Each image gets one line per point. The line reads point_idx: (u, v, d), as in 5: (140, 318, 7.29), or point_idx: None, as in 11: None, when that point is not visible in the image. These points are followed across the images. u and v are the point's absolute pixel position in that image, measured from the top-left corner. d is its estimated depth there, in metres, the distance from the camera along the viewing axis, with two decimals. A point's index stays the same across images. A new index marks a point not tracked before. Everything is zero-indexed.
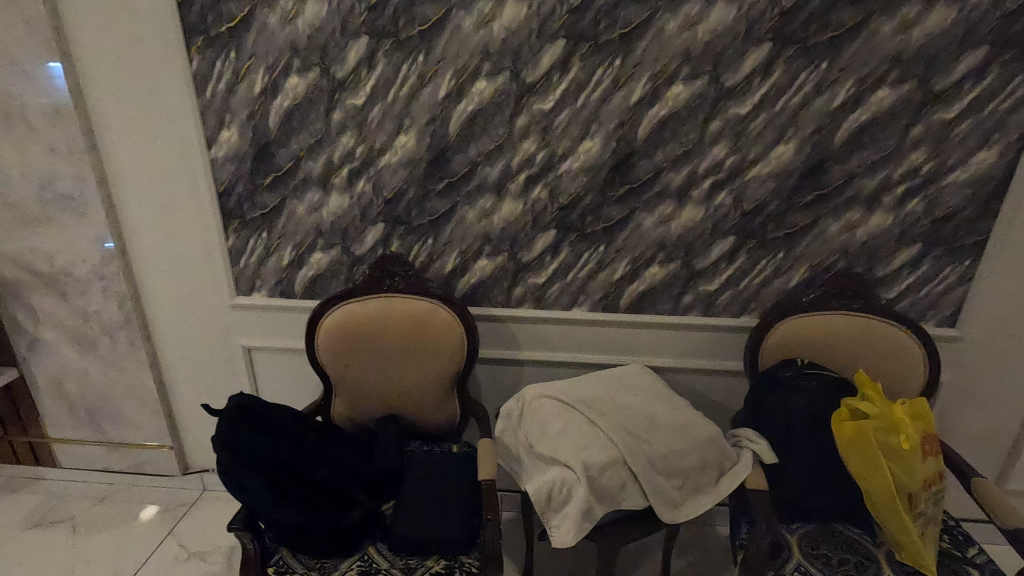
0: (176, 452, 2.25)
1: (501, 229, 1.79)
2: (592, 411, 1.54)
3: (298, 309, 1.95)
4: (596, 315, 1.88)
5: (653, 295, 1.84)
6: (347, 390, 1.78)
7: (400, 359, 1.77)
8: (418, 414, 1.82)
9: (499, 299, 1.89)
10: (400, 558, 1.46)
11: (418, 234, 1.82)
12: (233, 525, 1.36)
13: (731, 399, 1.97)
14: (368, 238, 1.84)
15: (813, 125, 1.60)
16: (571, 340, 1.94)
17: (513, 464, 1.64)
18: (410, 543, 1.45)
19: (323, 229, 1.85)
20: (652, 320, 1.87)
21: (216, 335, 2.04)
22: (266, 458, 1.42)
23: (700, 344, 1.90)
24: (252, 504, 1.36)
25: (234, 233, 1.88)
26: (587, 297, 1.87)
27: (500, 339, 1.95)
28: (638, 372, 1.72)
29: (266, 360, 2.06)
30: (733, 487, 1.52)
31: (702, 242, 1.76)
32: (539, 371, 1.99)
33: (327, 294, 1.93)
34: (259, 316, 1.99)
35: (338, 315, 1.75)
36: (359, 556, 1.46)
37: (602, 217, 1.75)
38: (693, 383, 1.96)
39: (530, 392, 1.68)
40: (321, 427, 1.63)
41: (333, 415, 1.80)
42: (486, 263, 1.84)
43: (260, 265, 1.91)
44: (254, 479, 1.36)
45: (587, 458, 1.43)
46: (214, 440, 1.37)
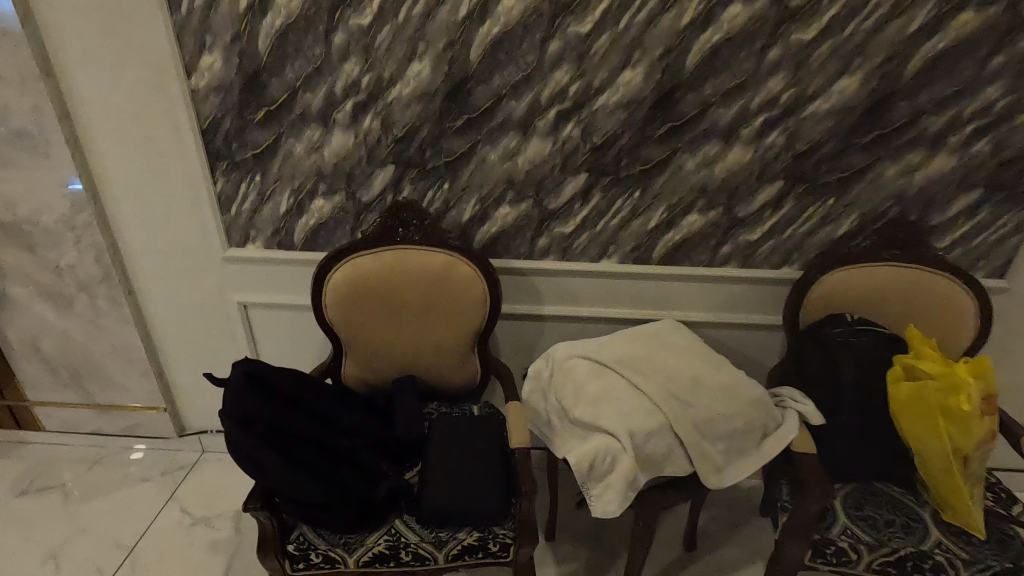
0: (171, 414, 2.11)
1: (526, 173, 1.61)
2: (633, 374, 1.42)
3: (299, 262, 1.77)
4: (627, 268, 1.73)
5: (689, 245, 1.70)
6: (359, 351, 1.64)
7: (418, 317, 1.62)
8: (436, 375, 1.70)
9: (521, 250, 1.73)
10: (429, 531, 1.37)
11: (433, 178, 1.63)
12: (249, 504, 1.24)
13: (764, 354, 1.88)
14: (376, 182, 1.65)
15: (883, 54, 1.42)
16: (598, 294, 1.80)
17: (544, 427, 1.55)
18: (441, 516, 1.35)
19: (324, 172, 1.64)
20: (687, 273, 1.73)
21: (208, 291, 1.86)
22: (282, 432, 1.28)
23: (736, 297, 1.78)
24: (269, 483, 1.22)
25: (223, 176, 1.66)
26: (617, 247, 1.71)
27: (521, 294, 1.81)
28: (675, 329, 1.60)
29: (266, 317, 1.90)
30: (778, 449, 1.45)
31: (747, 187, 1.60)
32: (561, 326, 1.87)
33: (331, 245, 1.75)
34: (256, 270, 1.80)
35: (348, 269, 1.58)
36: (385, 530, 1.36)
37: (640, 159, 1.58)
38: (726, 338, 1.86)
39: (559, 351, 1.55)
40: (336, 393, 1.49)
41: (344, 376, 1.67)
42: (509, 210, 1.66)
43: (255, 213, 1.71)
44: (270, 456, 1.22)
45: (632, 425, 1.33)
46: (223, 415, 1.22)
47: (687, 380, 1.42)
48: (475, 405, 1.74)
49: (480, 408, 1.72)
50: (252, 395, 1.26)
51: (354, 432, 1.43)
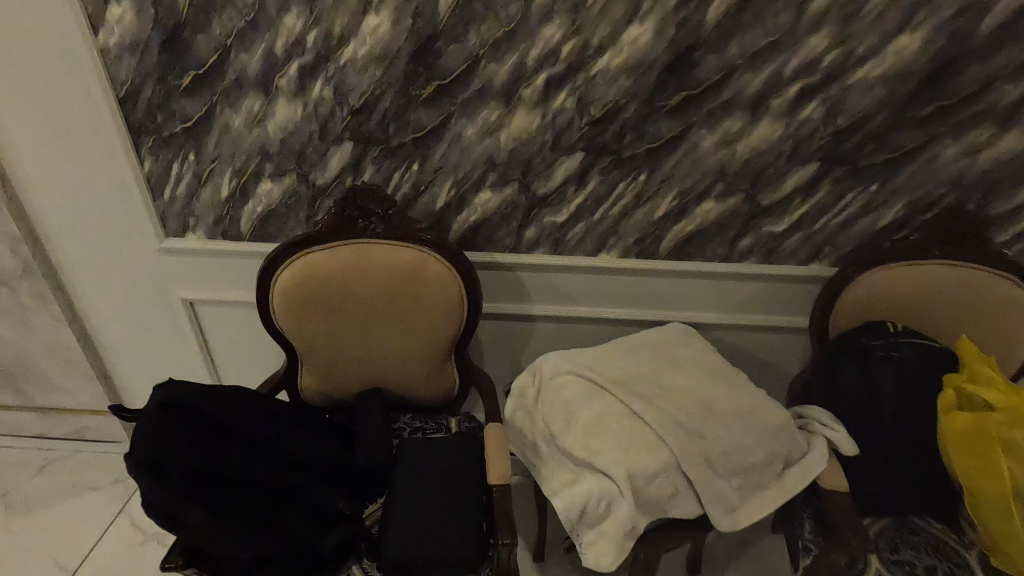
0: (121, 417, 1.91)
1: (510, 152, 1.34)
2: (634, 398, 1.19)
3: (249, 254, 1.53)
4: (630, 264, 1.48)
5: (703, 237, 1.44)
6: (316, 361, 1.41)
7: (383, 325, 1.39)
8: (407, 387, 1.48)
9: (505, 242, 1.48)
10: None
11: (399, 157, 1.36)
12: (168, 563, 1.04)
13: (785, 360, 1.65)
14: (332, 162, 1.38)
15: (955, 4, 1.13)
16: (594, 293, 1.56)
17: (530, 453, 1.33)
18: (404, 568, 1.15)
19: (270, 150, 1.38)
20: (699, 269, 1.48)
21: (147, 286, 1.62)
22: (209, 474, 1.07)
23: (754, 297, 1.54)
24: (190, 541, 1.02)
25: (151, 154, 1.40)
26: (618, 240, 1.46)
27: (505, 292, 1.57)
28: (684, 338, 1.37)
29: (216, 315, 1.66)
30: (803, 483, 1.23)
31: (775, 169, 1.34)
32: (553, 327, 1.63)
33: (284, 236, 1.50)
34: (200, 264, 1.56)
35: (297, 269, 1.33)
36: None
37: (647, 136, 1.31)
38: (741, 343, 1.62)
39: (548, 365, 1.32)
40: (284, 415, 1.27)
41: (301, 387, 1.45)
42: (490, 196, 1.41)
43: (192, 198, 1.46)
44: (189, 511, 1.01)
45: (631, 463, 1.11)
46: (129, 462, 1.00)
47: (698, 406, 1.20)
48: (453, 420, 1.53)
49: (458, 426, 1.50)
50: (171, 432, 1.05)
51: (304, 463, 1.22)
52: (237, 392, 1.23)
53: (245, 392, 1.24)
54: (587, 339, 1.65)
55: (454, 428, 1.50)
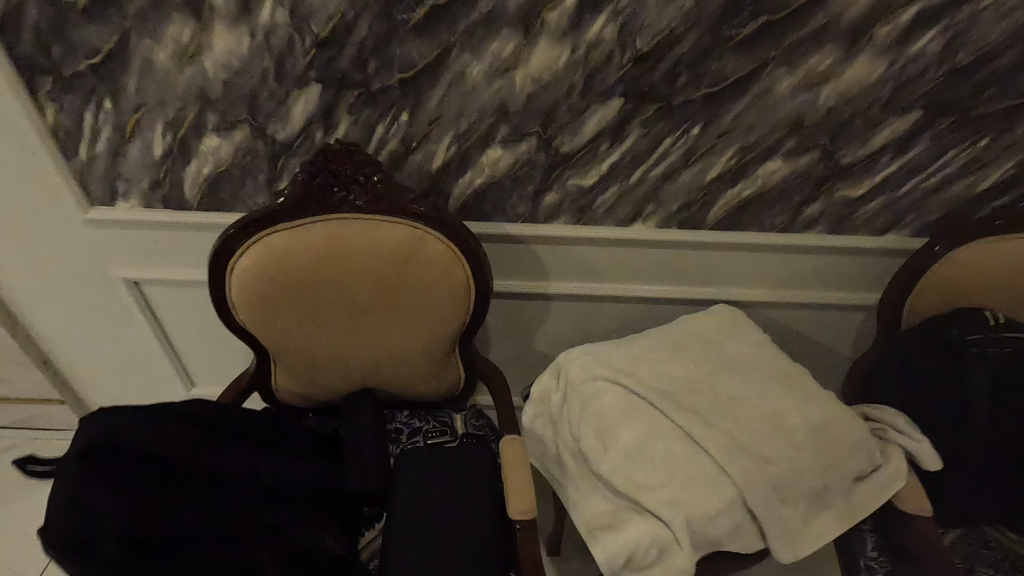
0: (73, 405, 1.67)
1: (528, 97, 1.03)
2: (686, 415, 0.98)
3: (199, 227, 1.23)
4: (669, 235, 1.22)
5: (762, 204, 1.17)
6: (290, 361, 1.16)
7: (371, 319, 1.13)
8: (402, 386, 1.24)
9: (518, 210, 1.20)
10: None
11: (383, 105, 1.05)
12: None
13: (839, 340, 1.43)
14: (295, 111, 1.06)
15: None
16: (623, 269, 1.31)
17: (554, 469, 1.13)
18: None
19: (211, 94, 1.05)
20: (753, 241, 1.22)
21: (78, 263, 1.33)
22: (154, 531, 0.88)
23: (813, 271, 1.30)
24: None
25: (53, 101, 1.06)
26: (658, 207, 1.18)
27: (518, 267, 1.31)
28: (738, 330, 1.13)
29: (168, 295, 1.39)
30: (876, 503, 1.04)
31: (866, 120, 1.05)
32: (573, 306, 1.39)
33: (241, 204, 1.20)
34: (139, 237, 1.26)
35: (255, 254, 1.04)
36: None
37: (706, 77, 1.00)
38: (789, 321, 1.40)
39: (577, 369, 1.10)
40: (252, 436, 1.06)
41: (276, 389, 1.22)
42: (501, 154, 1.11)
43: (117, 157, 1.14)
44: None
45: (685, 499, 0.91)
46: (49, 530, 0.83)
47: (760, 424, 0.99)
48: (457, 418, 1.32)
49: (465, 427, 1.29)
50: (95, 491, 0.86)
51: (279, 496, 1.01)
52: (189, 415, 1.02)
53: (201, 414, 1.03)
54: (611, 319, 1.41)
55: (458, 432, 1.29)
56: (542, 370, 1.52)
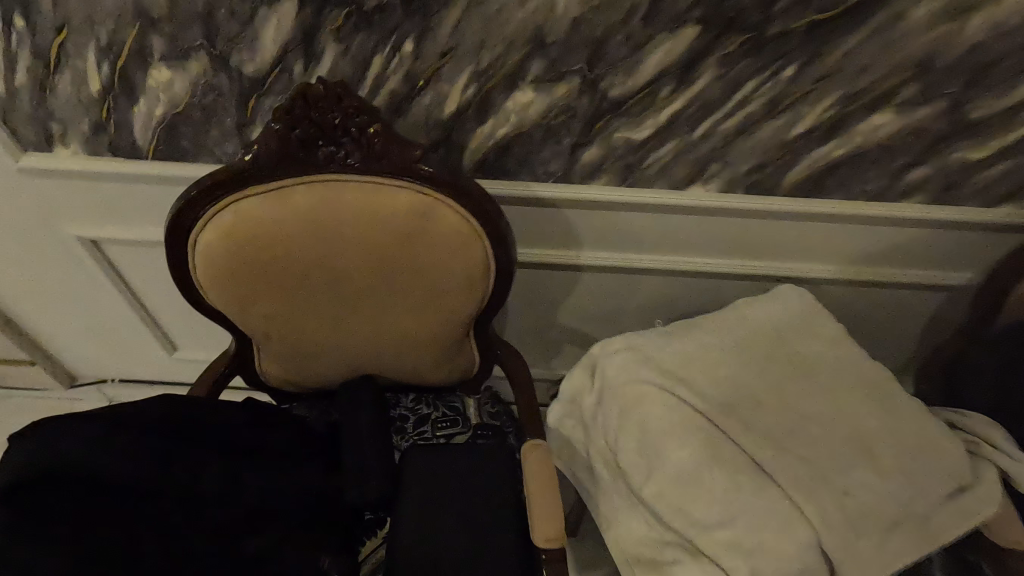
0: (46, 365, 1.52)
1: (574, 22, 0.80)
2: (752, 438, 0.81)
3: (158, 180, 1.01)
4: (735, 203, 0.99)
5: (856, 167, 0.94)
6: (275, 347, 0.99)
7: (370, 301, 0.94)
8: (407, 372, 1.07)
9: (549, 168, 0.97)
10: None
11: (382, 30, 0.81)
12: None
13: (907, 320, 1.24)
14: (266, 36, 0.82)
15: None
16: (670, 237, 1.09)
17: (584, 477, 0.97)
18: None
19: (158, 11, 0.80)
20: (838, 212, 0.99)
21: (21, 219, 1.12)
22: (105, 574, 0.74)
23: (896, 245, 1.09)
24: None
25: None
26: (724, 168, 0.95)
27: (546, 235, 1.09)
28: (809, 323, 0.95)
29: (134, 255, 1.19)
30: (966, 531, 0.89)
31: (1016, 63, 0.80)
32: (606, 278, 1.18)
33: (205, 155, 0.97)
34: (88, 191, 1.05)
35: (223, 225, 0.83)
36: None
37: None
38: (855, 300, 1.20)
39: (617, 370, 0.92)
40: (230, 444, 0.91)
41: (262, 373, 1.05)
42: (532, 98, 0.88)
43: (43, 92, 0.90)
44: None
45: (753, 544, 0.75)
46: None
47: (846, 447, 0.81)
48: (470, 405, 1.16)
49: (478, 417, 1.14)
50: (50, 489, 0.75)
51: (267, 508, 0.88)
52: (149, 424, 0.87)
53: (162, 423, 0.87)
54: (650, 293, 1.21)
55: (471, 423, 1.13)
56: (565, 343, 1.35)
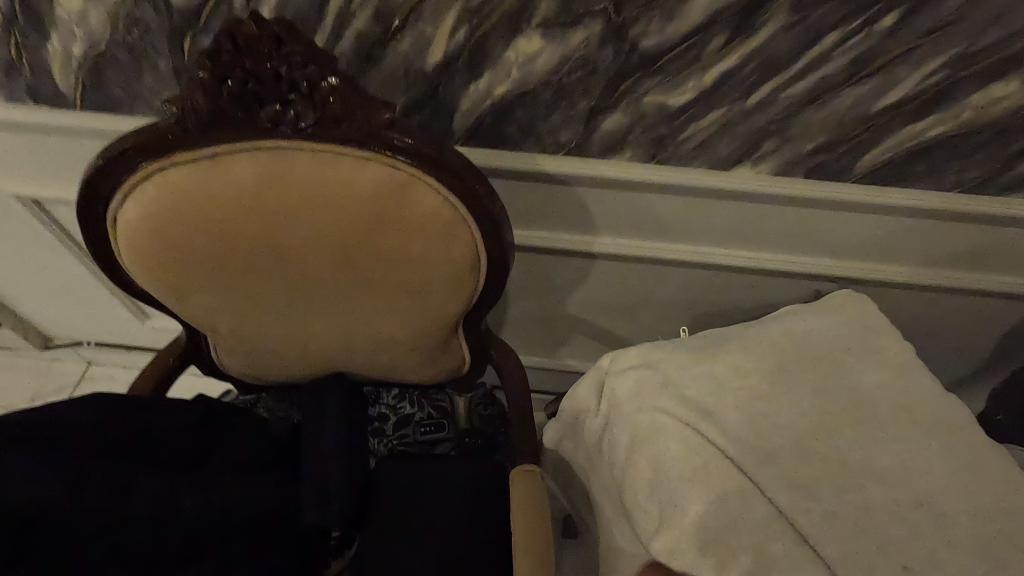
0: (16, 323, 1.43)
1: None
2: (792, 493, 0.64)
3: (85, 136, 0.84)
4: (792, 189, 0.79)
5: (951, 151, 0.74)
6: (227, 338, 0.84)
7: (334, 295, 0.78)
8: (384, 370, 0.92)
9: (559, 138, 0.78)
10: None
11: None
12: None
13: (978, 335, 1.05)
14: None
15: None
16: (703, 225, 0.91)
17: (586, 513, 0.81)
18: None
19: None
20: (922, 207, 0.79)
21: None
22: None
23: (981, 248, 0.89)
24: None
25: None
26: (781, 146, 0.76)
27: (554, 218, 0.91)
28: (869, 343, 0.77)
29: None
30: None
31: None
32: (624, 269, 1.01)
33: (139, 107, 0.80)
34: (15, 143, 0.89)
35: (147, 198, 0.67)
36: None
37: None
38: (923, 309, 1.00)
39: (629, 393, 0.75)
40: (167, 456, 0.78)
41: (218, 362, 0.92)
42: (541, 47, 0.69)
43: None
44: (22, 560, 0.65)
45: None
46: None
47: (919, 514, 0.63)
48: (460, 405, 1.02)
49: (469, 421, 0.99)
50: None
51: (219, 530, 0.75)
52: (66, 438, 0.73)
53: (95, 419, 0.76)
54: (673, 288, 1.04)
55: (459, 426, 0.99)
56: (572, 335, 1.19)
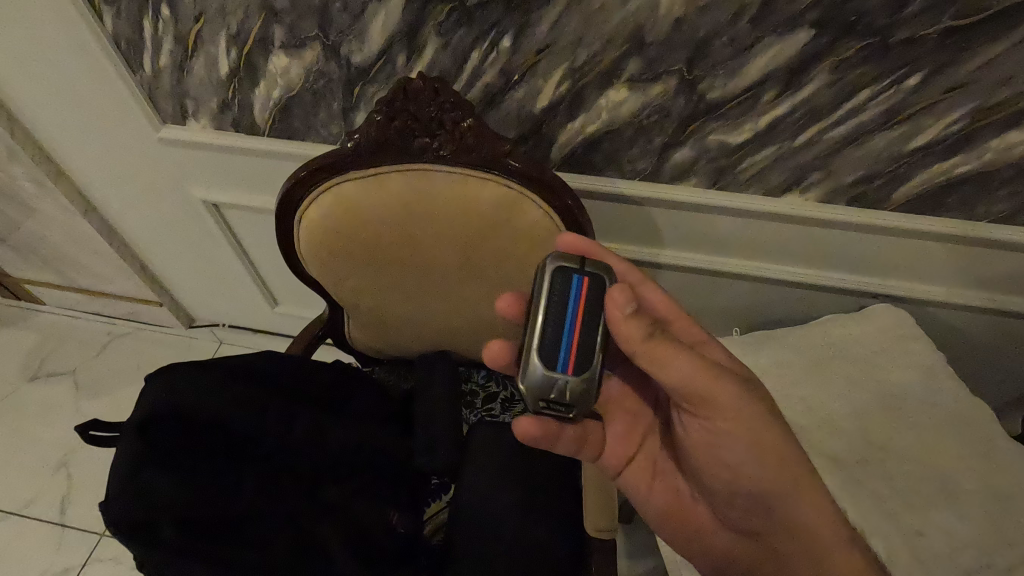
0: (171, 306, 1.74)
1: (676, 28, 0.77)
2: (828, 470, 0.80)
3: (272, 157, 1.10)
4: (833, 213, 0.93)
5: (973, 184, 0.86)
6: (365, 316, 1.07)
7: (450, 279, 0.99)
8: (479, 348, 1.12)
9: (636, 166, 0.95)
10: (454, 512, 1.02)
11: (481, 26, 0.82)
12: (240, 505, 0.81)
13: (1017, 349, 1.12)
14: (372, 30, 0.86)
15: None
16: (762, 244, 1.04)
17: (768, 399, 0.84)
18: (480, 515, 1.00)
19: (278, 3, 0.86)
20: (942, 231, 0.92)
21: (156, 184, 1.26)
22: (216, 514, 0.79)
23: (1011, 272, 0.97)
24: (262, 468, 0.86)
25: (111, 7, 0.93)
26: (824, 175, 0.90)
27: (629, 233, 1.07)
28: (878, 349, 0.93)
29: (246, 220, 1.31)
30: None
31: None
32: (687, 283, 1.15)
33: (314, 131, 1.05)
34: (209, 161, 1.15)
35: (325, 204, 0.90)
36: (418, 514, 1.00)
37: (954, 4, 0.70)
38: (964, 325, 1.09)
39: None
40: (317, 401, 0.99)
41: (348, 337, 1.14)
42: (626, 96, 0.86)
43: (182, 73, 1.00)
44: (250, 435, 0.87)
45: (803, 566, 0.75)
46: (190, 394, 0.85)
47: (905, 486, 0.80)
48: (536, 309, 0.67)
49: (579, 396, 0.66)
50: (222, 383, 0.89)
51: (356, 459, 0.95)
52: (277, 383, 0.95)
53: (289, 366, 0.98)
54: (730, 299, 1.17)
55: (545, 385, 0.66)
56: None
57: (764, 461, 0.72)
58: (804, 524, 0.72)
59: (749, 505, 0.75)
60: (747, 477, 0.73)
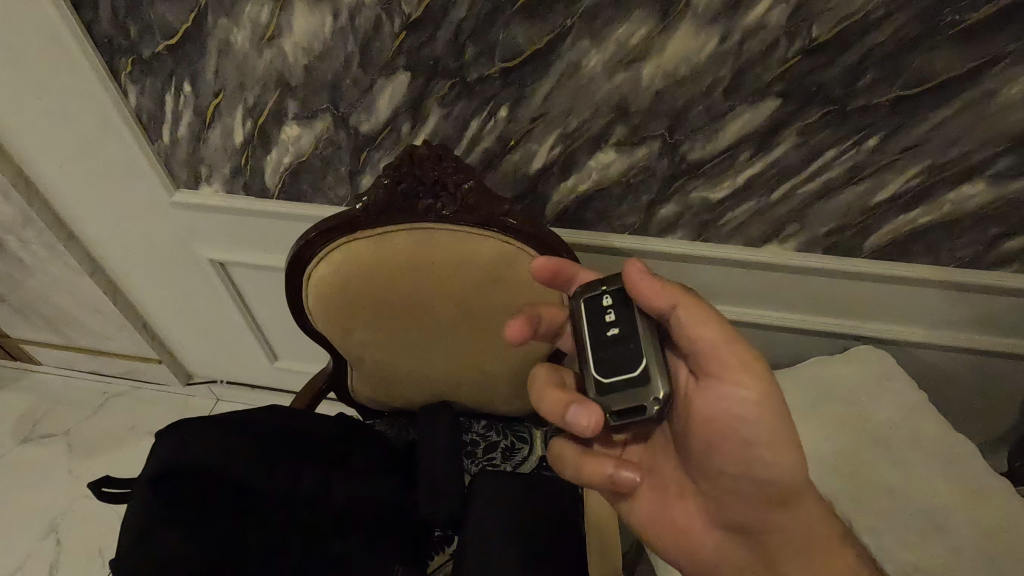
0: (170, 364, 1.75)
1: (656, 100, 0.86)
2: None
3: (280, 217, 1.15)
4: (810, 262, 1.00)
5: (935, 233, 0.94)
6: (369, 369, 1.10)
7: (451, 328, 1.02)
8: (479, 397, 1.15)
9: (626, 221, 1.02)
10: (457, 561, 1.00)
11: (480, 98, 0.90)
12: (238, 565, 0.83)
13: (995, 387, 1.17)
14: (379, 102, 0.94)
15: None
16: (746, 291, 1.09)
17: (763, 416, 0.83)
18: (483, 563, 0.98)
19: (293, 80, 0.94)
20: (912, 276, 0.98)
21: (165, 244, 1.31)
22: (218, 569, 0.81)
23: (980, 314, 1.04)
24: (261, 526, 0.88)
25: (135, 84, 1.00)
26: (799, 226, 0.97)
27: None
28: (862, 389, 0.98)
29: (250, 277, 1.35)
30: None
31: None
32: None
33: (321, 194, 1.11)
34: (218, 222, 1.21)
35: (335, 261, 0.95)
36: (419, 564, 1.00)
37: (902, 77, 0.79)
38: (942, 365, 1.14)
39: None
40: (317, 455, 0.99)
41: (352, 389, 1.16)
42: (614, 158, 0.93)
43: (198, 142, 1.07)
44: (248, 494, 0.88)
45: None
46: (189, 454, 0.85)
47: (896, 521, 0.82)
48: (610, 330, 0.69)
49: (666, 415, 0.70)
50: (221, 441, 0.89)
51: (357, 512, 0.96)
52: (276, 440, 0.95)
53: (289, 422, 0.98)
54: None
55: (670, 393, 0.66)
56: None
57: (780, 447, 0.66)
58: (796, 530, 0.69)
59: (753, 500, 0.69)
60: (761, 464, 0.67)
